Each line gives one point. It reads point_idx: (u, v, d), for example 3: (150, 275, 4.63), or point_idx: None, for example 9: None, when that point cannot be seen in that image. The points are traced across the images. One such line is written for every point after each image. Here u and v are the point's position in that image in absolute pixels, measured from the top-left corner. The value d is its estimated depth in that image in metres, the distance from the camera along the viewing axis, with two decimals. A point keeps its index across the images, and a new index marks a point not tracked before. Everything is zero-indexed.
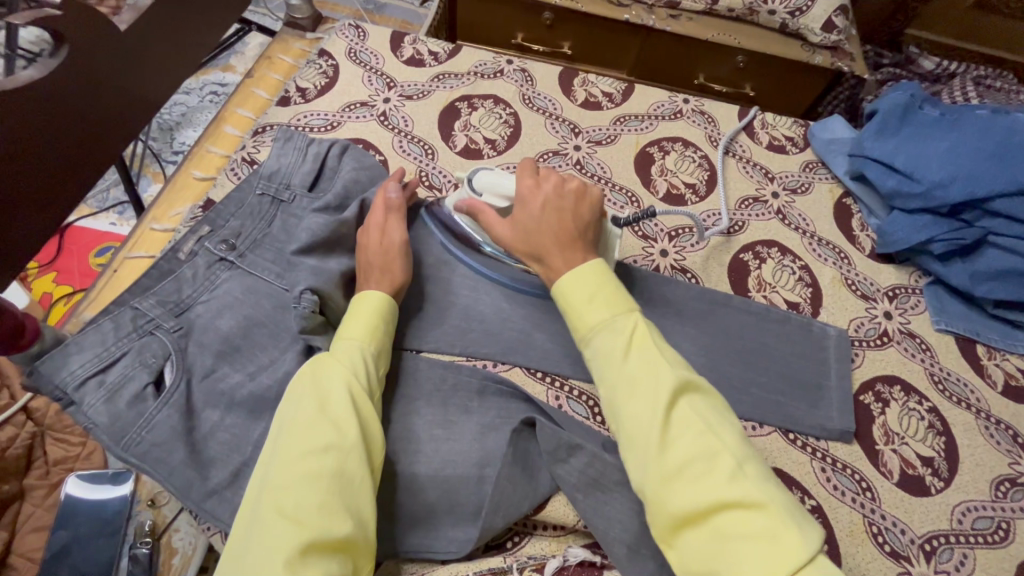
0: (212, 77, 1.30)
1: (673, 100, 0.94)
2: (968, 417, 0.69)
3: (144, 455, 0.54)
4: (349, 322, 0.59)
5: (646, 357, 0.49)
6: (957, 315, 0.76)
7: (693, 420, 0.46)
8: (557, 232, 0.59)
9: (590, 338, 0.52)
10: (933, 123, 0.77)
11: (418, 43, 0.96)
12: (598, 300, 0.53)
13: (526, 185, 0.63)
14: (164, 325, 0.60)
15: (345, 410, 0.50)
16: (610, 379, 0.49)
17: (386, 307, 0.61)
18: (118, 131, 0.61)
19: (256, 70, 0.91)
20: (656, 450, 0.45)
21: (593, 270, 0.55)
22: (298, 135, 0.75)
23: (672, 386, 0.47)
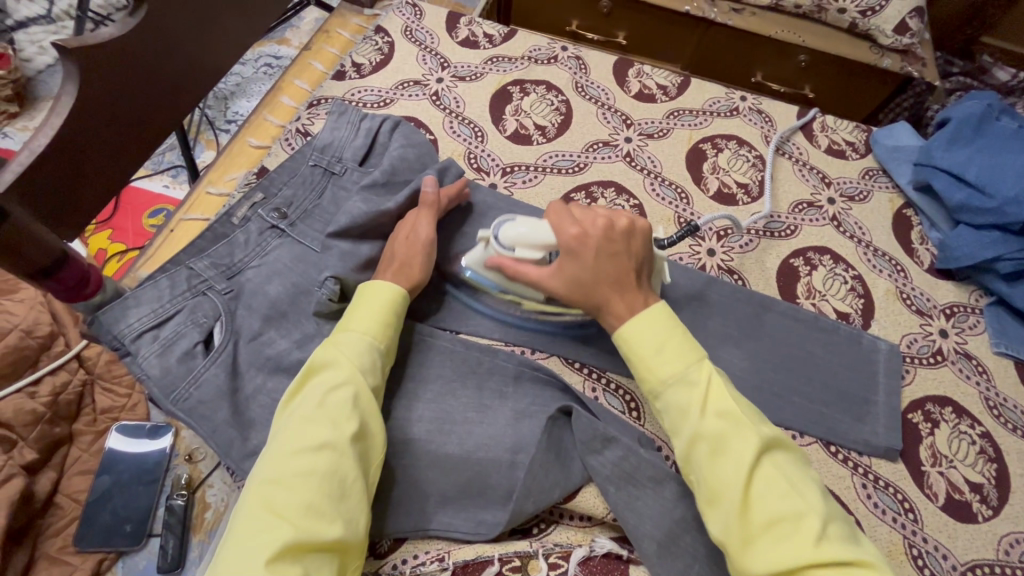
0: (267, 49, 1.32)
1: (730, 97, 0.92)
2: (1023, 446, 0.66)
3: (192, 410, 0.56)
4: (353, 313, 0.58)
5: (726, 411, 0.48)
6: (1018, 339, 0.72)
7: (777, 479, 0.45)
8: (617, 281, 0.57)
9: (662, 392, 0.51)
10: (1011, 136, 0.73)
11: (473, 25, 0.95)
12: (668, 349, 0.52)
13: (570, 233, 0.58)
14: (216, 286, 0.62)
15: (345, 409, 0.50)
16: (685, 437, 0.49)
17: (395, 298, 0.59)
18: (184, 94, 0.62)
19: (313, 44, 0.92)
20: (739, 512, 0.44)
21: (659, 317, 0.54)
22: (352, 110, 0.75)
23: (753, 444, 0.46)
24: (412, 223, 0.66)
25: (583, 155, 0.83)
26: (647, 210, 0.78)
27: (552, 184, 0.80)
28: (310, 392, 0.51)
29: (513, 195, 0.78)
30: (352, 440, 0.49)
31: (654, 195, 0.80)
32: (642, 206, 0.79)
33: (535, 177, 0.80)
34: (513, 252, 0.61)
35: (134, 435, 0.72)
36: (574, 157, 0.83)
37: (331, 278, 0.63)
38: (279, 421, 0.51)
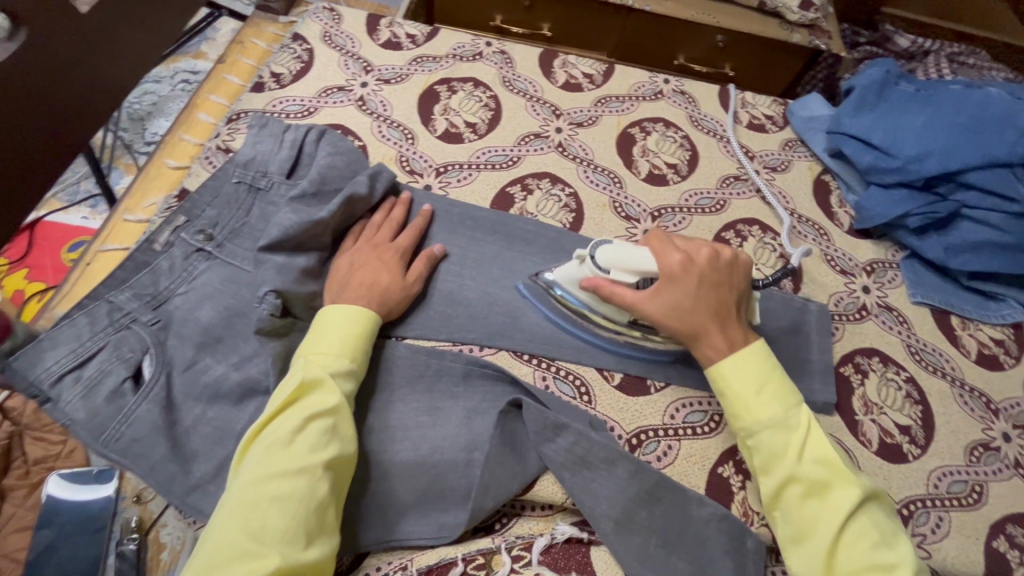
0: (183, 65, 1.26)
1: (653, 81, 0.94)
2: (943, 386, 0.71)
3: (125, 451, 0.53)
4: (325, 338, 0.57)
5: (819, 451, 0.52)
6: (932, 288, 0.77)
7: (869, 529, 0.49)
8: (714, 318, 0.58)
9: (756, 431, 0.54)
10: (909, 99, 0.78)
11: (394, 26, 0.94)
12: (767, 395, 0.55)
13: (675, 261, 0.58)
14: (142, 318, 0.59)
15: (322, 433, 0.50)
16: (778, 475, 0.52)
17: (366, 322, 0.59)
18: (83, 120, 0.59)
19: (227, 56, 0.88)
20: (825, 555, 0.49)
21: (759, 357, 0.57)
22: (274, 121, 0.73)
23: (853, 496, 0.50)
24: (401, 267, 0.66)
25: (515, 149, 0.83)
26: (583, 197, 0.80)
27: (487, 179, 0.80)
28: (286, 419, 0.50)
29: (448, 195, 0.77)
30: (328, 466, 0.49)
31: (588, 182, 0.81)
32: (577, 193, 0.80)
33: (469, 175, 0.80)
34: (608, 273, 0.60)
35: (79, 481, 0.67)
36: (505, 151, 0.83)
37: (271, 292, 0.60)
38: (247, 446, 0.50)
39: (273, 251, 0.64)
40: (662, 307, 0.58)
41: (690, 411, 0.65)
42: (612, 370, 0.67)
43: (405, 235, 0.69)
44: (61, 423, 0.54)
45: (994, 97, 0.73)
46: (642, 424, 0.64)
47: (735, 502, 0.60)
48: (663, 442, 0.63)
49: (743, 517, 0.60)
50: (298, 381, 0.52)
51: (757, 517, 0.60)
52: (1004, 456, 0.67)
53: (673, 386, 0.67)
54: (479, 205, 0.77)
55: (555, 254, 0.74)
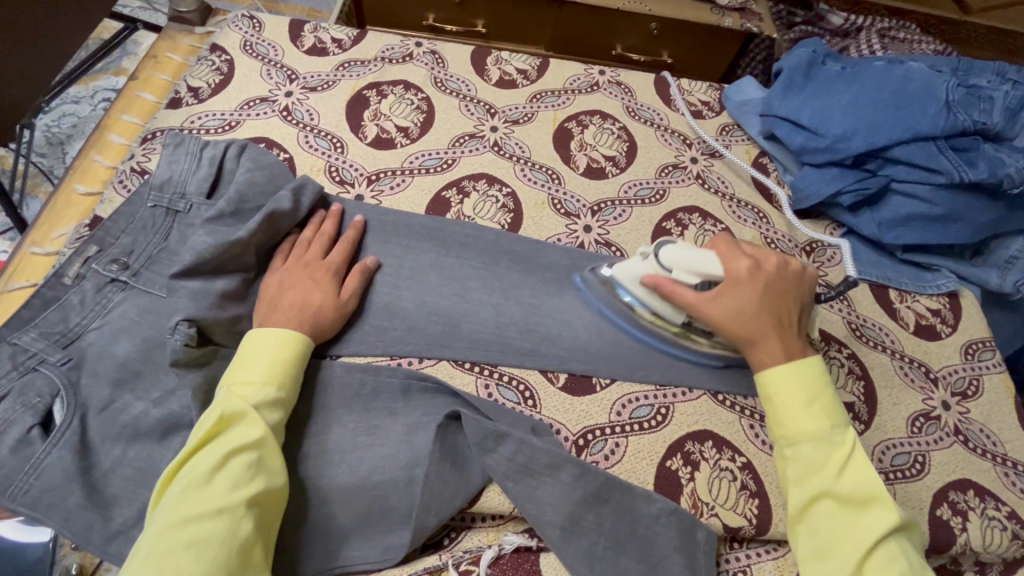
0: (103, 83, 1.21)
1: (589, 73, 0.93)
2: (884, 360, 0.72)
3: (34, 502, 0.50)
4: (249, 367, 0.54)
5: (860, 472, 0.51)
6: (869, 263, 0.78)
7: (899, 558, 0.48)
8: (775, 330, 0.58)
9: (797, 442, 0.54)
10: (836, 78, 0.79)
11: (319, 31, 0.91)
12: (813, 407, 0.54)
13: (741, 265, 0.60)
14: (50, 359, 0.56)
15: (247, 468, 0.48)
16: (810, 489, 0.51)
17: (293, 347, 0.56)
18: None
19: (140, 72, 0.84)
20: (852, 572, 0.47)
21: (812, 371, 0.56)
22: (190, 139, 0.70)
23: (889, 519, 0.49)
24: (335, 285, 0.64)
25: (450, 151, 0.81)
26: (522, 196, 0.78)
27: (421, 185, 0.78)
28: (205, 455, 0.47)
29: (381, 204, 0.75)
30: (252, 503, 0.47)
31: (525, 181, 0.80)
32: (515, 193, 0.79)
33: (402, 181, 0.77)
34: (671, 273, 0.61)
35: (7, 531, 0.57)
36: (440, 154, 0.81)
37: (184, 320, 0.57)
38: (164, 487, 0.47)
39: (188, 277, 0.60)
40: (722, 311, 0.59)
41: (637, 406, 0.64)
42: (557, 372, 0.66)
43: (340, 250, 0.67)
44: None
45: (915, 71, 0.75)
46: (589, 424, 0.63)
47: (685, 495, 0.60)
48: (610, 440, 0.62)
49: (693, 509, 0.59)
50: (216, 416, 0.49)
51: (706, 507, 0.59)
52: (944, 425, 0.68)
53: (618, 382, 0.66)
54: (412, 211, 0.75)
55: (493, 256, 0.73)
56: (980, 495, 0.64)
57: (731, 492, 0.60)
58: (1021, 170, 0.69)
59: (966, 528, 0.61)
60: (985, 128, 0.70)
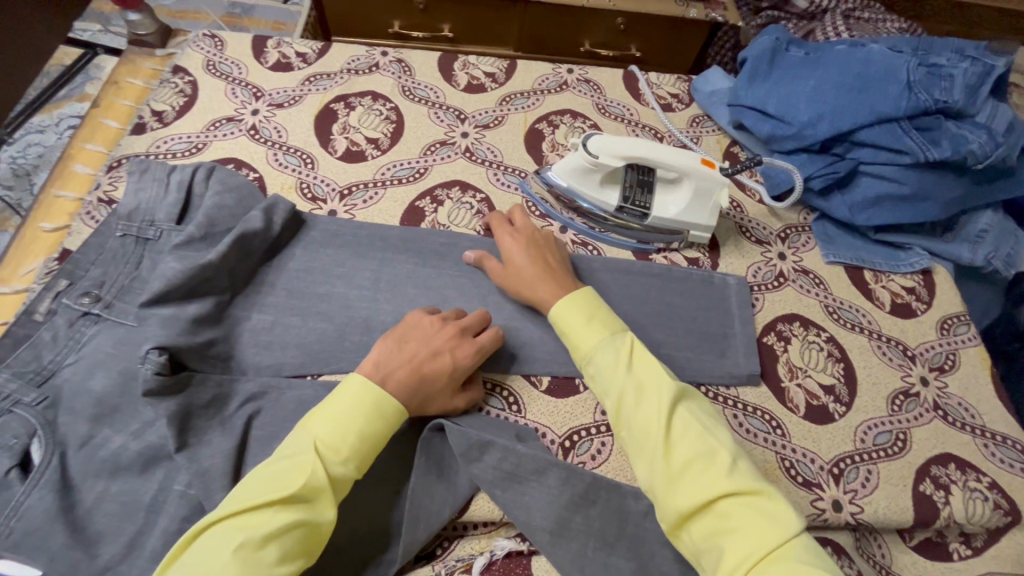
0: (67, 109, 1.18)
1: (557, 72, 0.93)
2: (862, 341, 0.73)
3: (16, 546, 0.49)
4: (331, 417, 0.51)
5: (646, 368, 0.54)
6: (844, 246, 0.79)
7: (692, 421, 0.51)
8: (550, 277, 0.64)
9: (591, 356, 0.56)
10: (799, 64, 0.80)
11: (282, 46, 0.90)
12: (594, 322, 0.58)
13: (507, 236, 0.69)
14: (25, 400, 0.55)
15: (297, 546, 0.46)
16: (613, 391, 0.53)
17: (378, 401, 0.53)
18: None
19: (102, 99, 0.83)
20: (664, 455, 0.49)
21: (584, 297, 0.61)
22: (156, 165, 0.68)
23: (671, 390, 0.52)
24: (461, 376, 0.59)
25: (421, 160, 0.81)
26: (495, 201, 0.78)
27: (394, 196, 0.77)
28: (271, 520, 0.45)
29: (354, 218, 0.74)
30: None
31: (499, 184, 0.80)
32: (489, 198, 0.79)
33: (375, 194, 0.77)
34: (598, 158, 0.69)
35: None
36: (412, 164, 0.80)
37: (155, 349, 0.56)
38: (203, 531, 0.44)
39: (160, 305, 0.60)
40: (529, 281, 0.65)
41: None
42: (540, 376, 0.66)
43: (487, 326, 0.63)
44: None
45: (876, 53, 0.75)
46: (574, 425, 0.63)
47: None
48: (596, 440, 0.62)
49: None
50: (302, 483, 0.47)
51: None
52: (924, 400, 0.69)
53: None
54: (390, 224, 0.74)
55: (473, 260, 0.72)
56: (961, 467, 0.65)
57: None
58: (983, 146, 0.70)
59: (949, 501, 0.62)
60: (947, 106, 0.71)
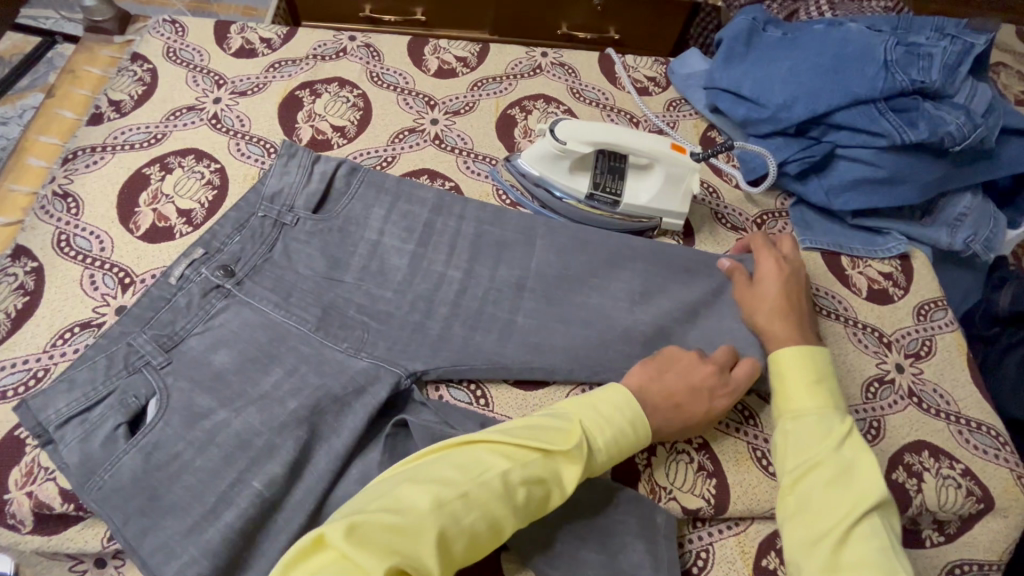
0: (30, 100, 1.14)
1: (531, 56, 0.91)
2: (837, 328, 0.71)
3: (103, 501, 0.51)
4: (600, 410, 0.53)
5: (863, 458, 0.52)
6: (820, 231, 0.78)
7: (878, 534, 0.48)
8: (783, 313, 0.63)
9: (799, 416, 0.56)
10: (776, 45, 0.77)
11: (246, 32, 0.87)
12: (813, 389, 0.57)
13: (770, 261, 0.68)
14: (154, 361, 0.58)
15: (484, 514, 0.45)
16: (806, 460, 0.53)
17: (634, 420, 0.53)
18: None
19: (57, 89, 0.80)
20: (835, 540, 0.48)
21: (804, 355, 0.59)
22: (304, 153, 0.71)
23: (876, 490, 0.50)
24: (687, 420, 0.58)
25: (389, 148, 0.79)
26: (465, 190, 0.76)
27: None
28: (474, 461, 0.47)
29: None
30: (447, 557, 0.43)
31: (469, 173, 0.78)
32: (458, 186, 0.77)
33: None
34: (566, 145, 0.68)
35: None
36: (380, 153, 0.78)
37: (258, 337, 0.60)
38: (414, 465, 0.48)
39: None
40: (760, 316, 0.64)
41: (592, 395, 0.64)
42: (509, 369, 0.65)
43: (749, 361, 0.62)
44: (57, 467, 0.54)
45: (854, 33, 0.73)
46: None
47: (642, 481, 0.60)
48: None
49: (650, 494, 0.59)
50: (541, 453, 0.48)
51: (664, 492, 0.59)
52: (899, 387, 0.68)
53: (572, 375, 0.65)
54: (461, 201, 0.73)
55: (532, 242, 0.71)
56: (934, 455, 0.64)
57: (688, 473, 0.60)
58: (960, 128, 0.68)
59: (921, 489, 0.62)
60: (924, 86, 0.69)
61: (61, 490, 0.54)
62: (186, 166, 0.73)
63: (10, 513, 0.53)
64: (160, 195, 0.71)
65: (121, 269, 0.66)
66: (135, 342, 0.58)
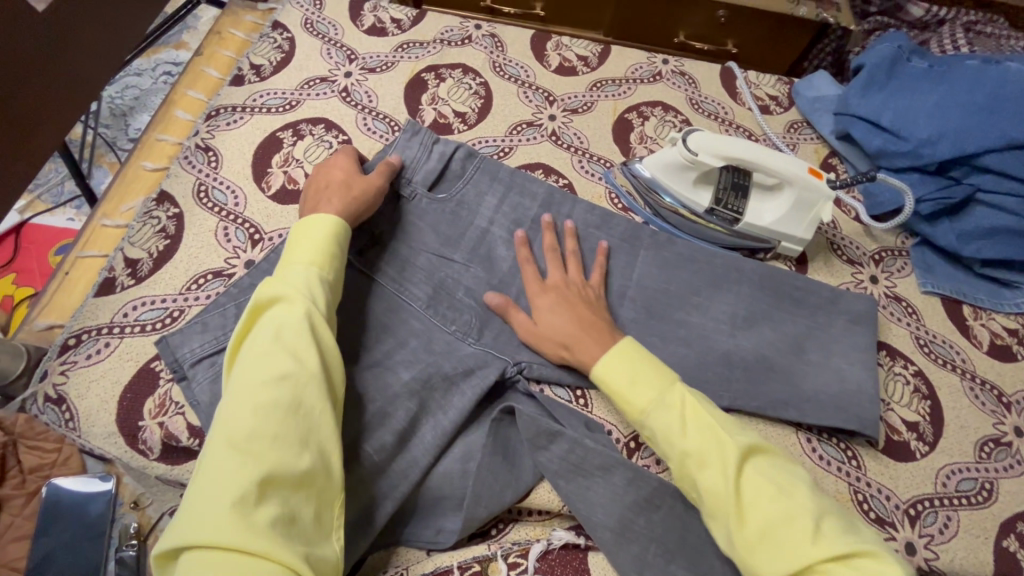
0: (164, 56, 1.23)
1: (652, 62, 0.90)
2: (953, 380, 0.68)
3: None
4: (291, 257, 0.55)
5: (699, 433, 0.51)
6: (943, 276, 0.74)
7: (770, 483, 0.48)
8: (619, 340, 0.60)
9: (645, 420, 0.54)
10: (921, 77, 0.74)
11: (379, 11, 0.90)
12: (641, 383, 0.55)
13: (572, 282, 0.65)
14: None
15: (290, 340, 0.48)
16: (684, 448, 0.51)
17: (338, 236, 0.58)
18: (47, 107, 0.68)
19: (205, 48, 0.85)
20: (736, 510, 0.47)
21: (626, 351, 0.57)
22: (426, 130, 0.71)
23: (735, 453, 0.49)
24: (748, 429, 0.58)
25: (507, 139, 0.80)
26: (578, 189, 0.76)
27: None
28: (260, 330, 0.49)
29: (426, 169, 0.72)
30: (315, 371, 0.47)
31: (583, 172, 0.78)
32: (572, 184, 0.77)
33: None
34: (698, 156, 0.66)
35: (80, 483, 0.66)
36: (496, 142, 0.79)
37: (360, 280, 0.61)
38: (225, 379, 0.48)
39: None
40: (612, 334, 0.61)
41: None
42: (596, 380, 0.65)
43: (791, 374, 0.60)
44: (188, 403, 0.58)
45: (1014, 72, 0.69)
46: None
47: None
48: None
49: None
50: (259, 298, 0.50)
51: None
52: (1016, 452, 0.65)
53: None
54: (570, 200, 0.72)
55: (637, 251, 0.70)
56: None
57: None
58: None
59: None
60: None
61: (189, 425, 0.58)
62: (316, 135, 0.76)
63: (142, 439, 0.57)
64: (291, 159, 0.74)
65: (252, 225, 0.69)
66: None
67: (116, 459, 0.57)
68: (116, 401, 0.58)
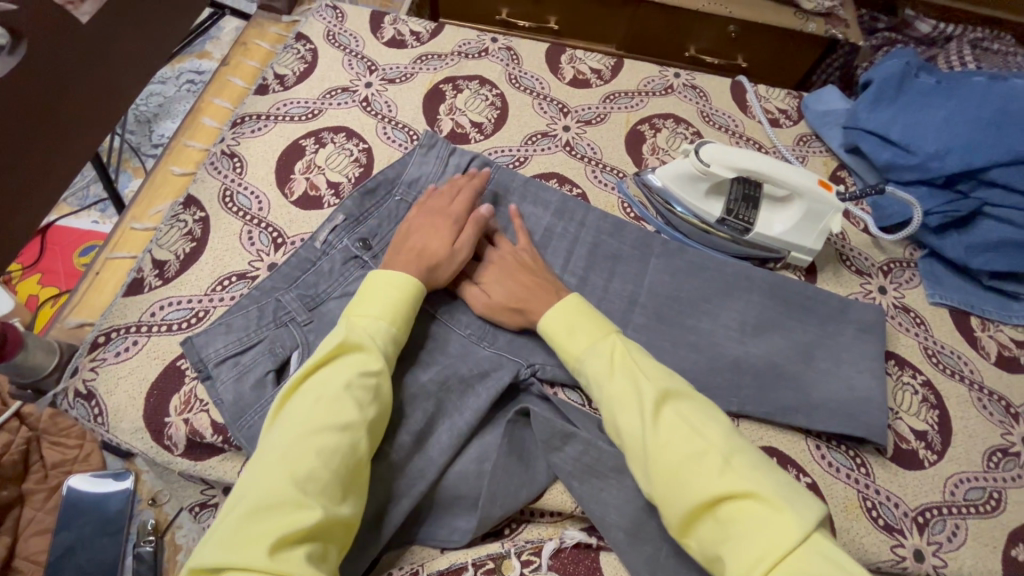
0: (188, 65, 1.27)
1: (664, 75, 0.92)
2: (961, 389, 0.69)
3: (253, 440, 0.56)
4: (365, 299, 0.58)
5: (625, 376, 0.53)
6: (951, 288, 0.75)
7: (684, 423, 0.49)
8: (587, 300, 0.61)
9: (581, 366, 0.56)
10: (929, 92, 0.76)
11: (399, 23, 0.92)
12: (578, 331, 0.58)
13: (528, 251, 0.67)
14: (298, 318, 0.63)
15: (358, 393, 0.51)
16: (612, 392, 0.53)
17: (415, 293, 0.59)
18: (86, 114, 0.71)
19: (231, 58, 0.87)
20: (649, 445, 0.48)
21: (572, 304, 0.60)
22: (442, 144, 0.75)
23: (654, 393, 0.51)
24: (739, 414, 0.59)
25: (522, 149, 0.82)
26: (591, 199, 0.78)
27: None
28: (334, 374, 0.51)
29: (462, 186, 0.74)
30: (369, 427, 0.51)
31: (596, 182, 0.80)
32: (585, 193, 0.79)
33: None
34: (710, 167, 0.68)
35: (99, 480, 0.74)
36: (512, 152, 0.81)
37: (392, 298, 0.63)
38: (283, 404, 0.51)
39: None
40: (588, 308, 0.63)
41: None
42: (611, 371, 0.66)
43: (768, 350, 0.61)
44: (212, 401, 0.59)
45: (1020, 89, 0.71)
46: None
47: None
48: None
49: None
50: (341, 339, 0.53)
51: None
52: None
53: None
54: (583, 208, 0.74)
55: (649, 259, 0.72)
56: None
57: None
58: None
59: None
60: None
61: (213, 422, 0.59)
62: (337, 143, 0.79)
63: (168, 435, 0.59)
64: (314, 166, 0.76)
65: (275, 230, 0.71)
66: (285, 299, 0.63)
67: (142, 454, 0.58)
68: (143, 398, 0.60)
